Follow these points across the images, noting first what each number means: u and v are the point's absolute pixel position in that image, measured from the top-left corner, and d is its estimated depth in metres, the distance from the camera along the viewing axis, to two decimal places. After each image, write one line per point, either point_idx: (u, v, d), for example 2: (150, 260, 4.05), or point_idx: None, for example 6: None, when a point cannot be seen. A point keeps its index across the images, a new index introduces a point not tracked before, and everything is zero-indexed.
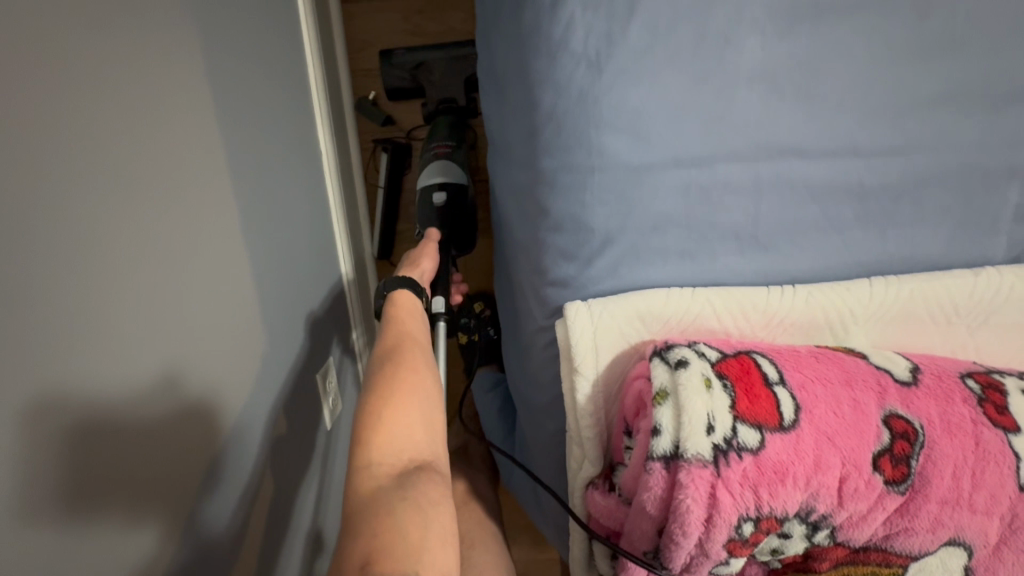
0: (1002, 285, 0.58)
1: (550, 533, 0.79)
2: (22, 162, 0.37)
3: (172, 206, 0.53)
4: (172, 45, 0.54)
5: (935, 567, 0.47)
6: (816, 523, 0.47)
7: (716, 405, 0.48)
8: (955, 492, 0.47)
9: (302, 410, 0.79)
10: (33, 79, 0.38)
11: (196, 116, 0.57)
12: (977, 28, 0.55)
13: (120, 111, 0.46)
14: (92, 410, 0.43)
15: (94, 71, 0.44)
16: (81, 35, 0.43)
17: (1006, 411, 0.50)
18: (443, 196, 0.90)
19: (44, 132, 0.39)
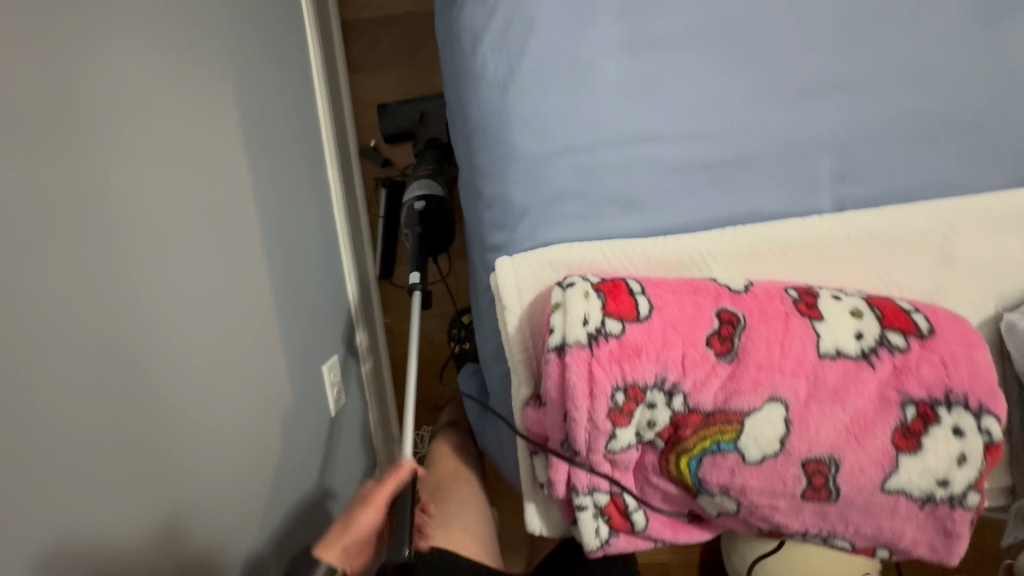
0: (828, 226, 0.76)
1: (509, 472, 0.93)
2: (87, 163, 0.58)
3: (204, 198, 0.75)
4: (223, 94, 0.80)
5: (764, 422, 0.63)
6: (670, 390, 0.64)
7: (591, 308, 0.67)
8: (769, 360, 0.63)
9: (310, 374, 0.99)
10: (113, 104, 0.61)
11: (235, 141, 0.82)
12: (778, 40, 0.76)
13: (171, 129, 0.69)
14: (104, 381, 0.59)
15: (158, 101, 0.67)
16: (155, 80, 0.67)
17: (815, 307, 0.67)
18: (422, 205, 1.13)
19: (116, 138, 0.61)
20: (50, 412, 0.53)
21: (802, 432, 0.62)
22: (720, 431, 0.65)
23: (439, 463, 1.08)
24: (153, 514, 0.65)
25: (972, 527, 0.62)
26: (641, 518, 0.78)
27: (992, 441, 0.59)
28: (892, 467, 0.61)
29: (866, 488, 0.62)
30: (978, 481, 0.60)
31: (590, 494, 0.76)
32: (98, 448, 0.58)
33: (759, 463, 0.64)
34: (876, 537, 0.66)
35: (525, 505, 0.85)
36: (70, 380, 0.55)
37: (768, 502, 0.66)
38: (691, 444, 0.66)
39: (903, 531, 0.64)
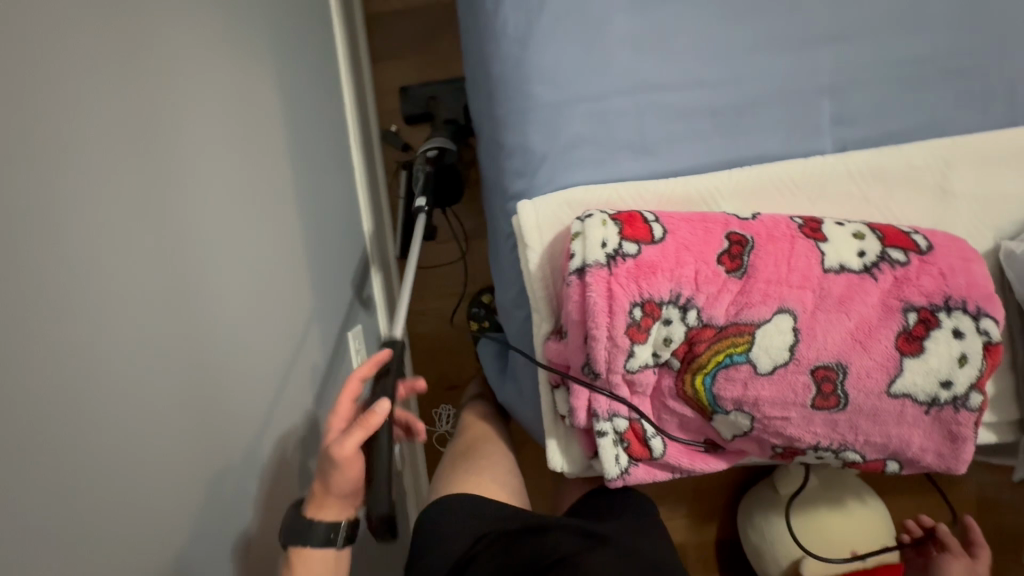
0: (828, 164, 0.81)
1: (529, 418, 0.97)
2: (174, 94, 0.63)
3: (255, 146, 0.79)
4: (263, 54, 0.85)
5: (774, 332, 0.67)
6: (684, 305, 0.69)
7: (608, 233, 0.72)
8: (777, 275, 0.68)
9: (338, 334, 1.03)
10: (192, 46, 0.67)
11: (276, 101, 0.87)
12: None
13: (229, 78, 0.74)
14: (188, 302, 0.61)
15: (219, 51, 0.73)
16: (217, 33, 0.73)
17: (819, 231, 0.70)
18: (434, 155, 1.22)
19: (194, 78, 0.67)
20: (126, 341, 0.52)
21: (810, 340, 0.66)
22: (732, 344, 0.69)
23: (465, 429, 1.09)
24: (212, 464, 0.63)
25: (977, 429, 0.66)
26: (659, 445, 0.81)
27: (990, 341, 0.64)
28: (898, 370, 0.64)
29: (873, 393, 0.65)
30: (979, 381, 0.64)
31: (609, 419, 0.79)
32: (174, 371, 0.59)
33: (771, 374, 0.68)
34: (886, 446, 0.69)
35: (547, 442, 0.89)
36: (137, 310, 0.53)
37: (781, 414, 0.70)
38: (705, 360, 0.70)
39: (912, 437, 0.67)
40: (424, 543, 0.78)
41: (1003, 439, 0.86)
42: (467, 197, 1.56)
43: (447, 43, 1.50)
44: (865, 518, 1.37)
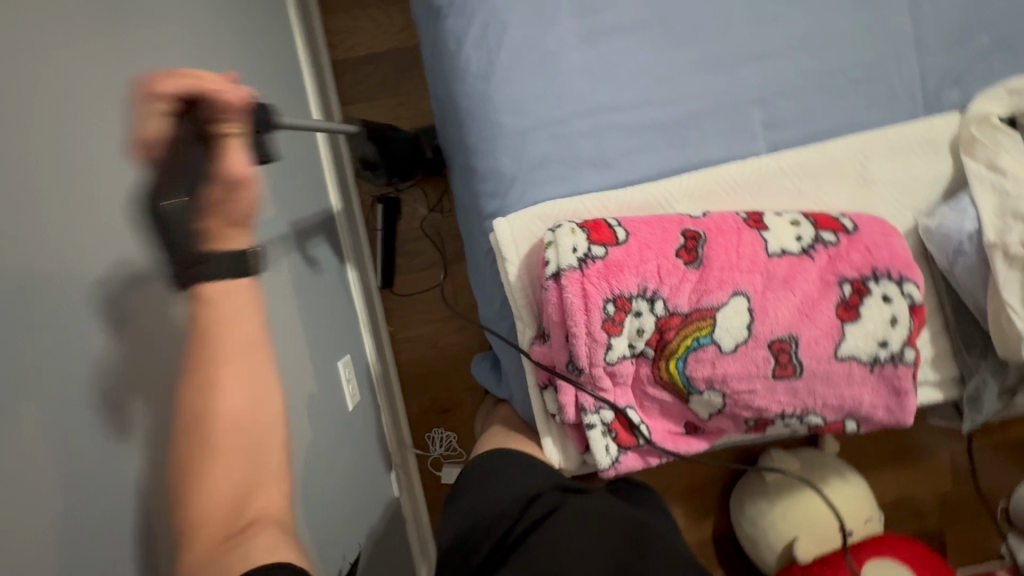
0: (764, 165, 0.92)
1: (523, 419, 1.02)
2: None
3: None
4: None
5: (731, 313, 0.76)
6: (651, 298, 0.77)
7: (578, 239, 0.79)
8: (728, 262, 0.77)
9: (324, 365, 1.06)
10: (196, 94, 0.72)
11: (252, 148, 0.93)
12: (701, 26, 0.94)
13: None
14: None
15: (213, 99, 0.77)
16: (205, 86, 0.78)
17: (761, 222, 0.80)
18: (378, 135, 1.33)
19: None
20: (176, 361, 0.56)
21: (763, 317, 0.75)
22: (698, 327, 0.77)
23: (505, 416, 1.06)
24: None
25: (914, 383, 0.75)
26: (645, 431, 0.87)
27: (913, 302, 0.74)
28: (840, 336, 0.74)
29: (823, 359, 0.74)
30: (909, 337, 0.74)
31: (596, 411, 0.85)
32: None
33: (734, 351, 0.76)
34: (842, 407, 0.77)
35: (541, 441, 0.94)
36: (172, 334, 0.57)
37: (747, 387, 0.78)
38: (676, 345, 0.78)
39: (863, 396, 0.76)
40: (489, 482, 0.90)
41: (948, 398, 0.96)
42: (444, 224, 1.63)
43: (413, 82, 1.59)
44: (847, 493, 1.45)
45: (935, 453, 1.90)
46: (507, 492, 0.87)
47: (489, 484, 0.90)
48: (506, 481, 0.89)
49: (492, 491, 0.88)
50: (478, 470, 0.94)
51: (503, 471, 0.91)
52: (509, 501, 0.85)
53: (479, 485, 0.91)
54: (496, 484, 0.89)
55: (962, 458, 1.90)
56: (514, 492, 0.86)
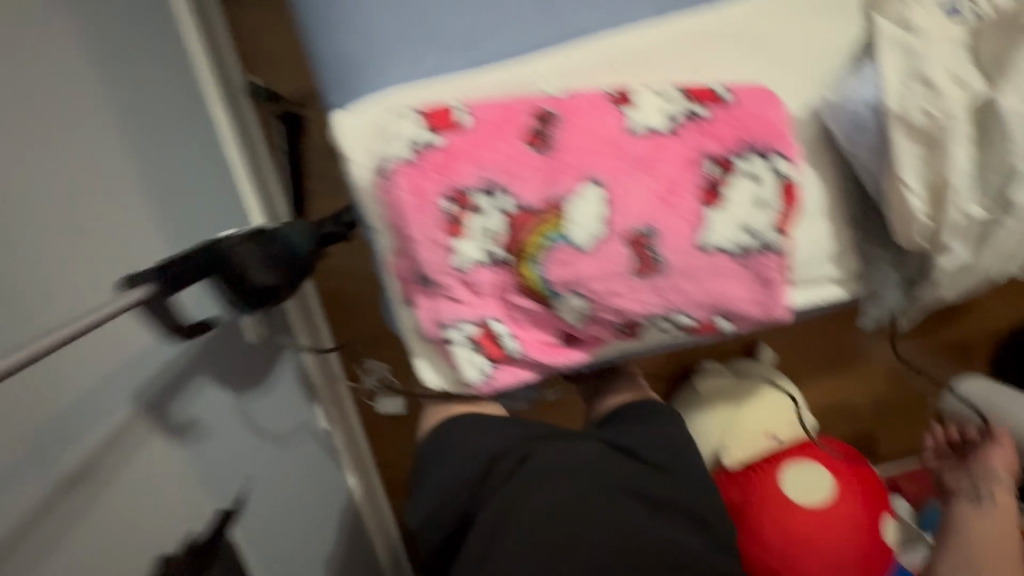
0: (643, 33, 0.79)
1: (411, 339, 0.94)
2: None
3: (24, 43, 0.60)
4: None
5: (582, 204, 0.66)
6: (494, 192, 0.67)
7: (410, 126, 0.68)
8: (580, 146, 0.66)
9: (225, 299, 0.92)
10: None
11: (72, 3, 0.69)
12: None
13: None
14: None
15: None
16: None
17: (625, 96, 0.68)
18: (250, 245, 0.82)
19: None
20: None
21: (617, 207, 0.66)
22: (547, 223, 0.68)
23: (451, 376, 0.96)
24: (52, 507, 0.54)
25: (783, 273, 0.68)
26: (513, 344, 0.81)
27: (784, 179, 0.65)
28: (703, 223, 0.65)
29: (683, 249, 0.66)
30: (779, 220, 0.65)
31: (456, 325, 0.78)
32: None
33: (589, 248, 0.68)
34: (711, 304, 0.70)
35: (416, 361, 0.87)
36: None
37: (607, 287, 0.70)
38: (528, 245, 0.70)
39: (730, 290, 0.68)
40: (441, 464, 0.83)
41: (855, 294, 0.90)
42: None
43: None
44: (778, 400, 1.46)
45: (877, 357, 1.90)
46: (464, 473, 0.80)
47: (443, 463, 0.82)
48: (463, 457, 0.82)
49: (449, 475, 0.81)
50: (429, 455, 0.85)
51: (456, 447, 0.83)
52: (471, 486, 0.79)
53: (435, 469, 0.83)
54: (455, 458, 0.82)
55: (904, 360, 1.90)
56: (472, 470, 0.80)
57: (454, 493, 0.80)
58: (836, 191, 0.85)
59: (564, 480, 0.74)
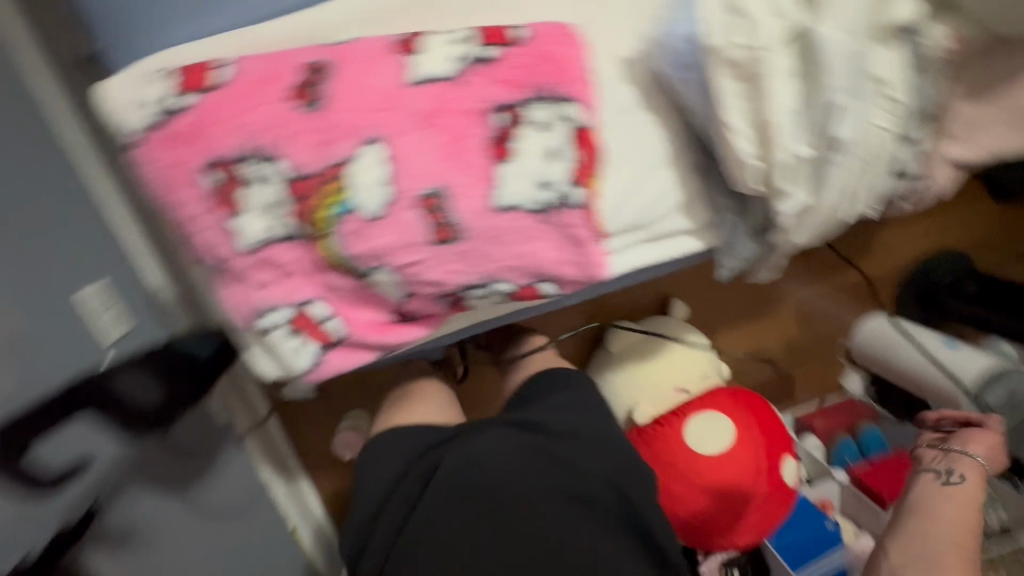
0: None
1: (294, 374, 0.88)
2: None
3: None
4: None
5: (362, 168, 0.60)
6: (265, 160, 0.60)
7: (161, 88, 0.61)
8: (355, 102, 0.59)
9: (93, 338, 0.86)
10: None
11: None
12: None
13: None
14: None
15: None
16: None
17: (409, 42, 0.61)
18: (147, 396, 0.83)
19: None
20: None
21: (401, 168, 0.59)
22: (331, 191, 0.61)
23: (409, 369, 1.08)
24: None
25: (591, 231, 0.63)
26: (336, 326, 0.74)
27: (579, 126, 0.58)
28: (492, 180, 0.59)
29: (476, 211, 0.60)
30: (576, 172, 0.59)
31: (267, 312, 0.72)
32: None
33: (381, 216, 0.61)
34: (525, 267, 0.65)
35: (247, 352, 0.79)
36: None
37: (411, 258, 0.64)
38: (315, 217, 0.62)
39: (537, 252, 0.63)
40: (366, 481, 0.85)
41: (711, 246, 0.88)
42: None
43: None
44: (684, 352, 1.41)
45: (789, 301, 1.94)
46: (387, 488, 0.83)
47: (368, 481, 0.85)
48: (385, 470, 0.84)
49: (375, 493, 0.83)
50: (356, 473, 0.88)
51: (380, 463, 0.86)
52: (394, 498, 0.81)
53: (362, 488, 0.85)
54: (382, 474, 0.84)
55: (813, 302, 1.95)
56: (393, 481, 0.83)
57: (377, 508, 0.82)
58: (677, 138, 0.81)
59: (468, 477, 0.77)
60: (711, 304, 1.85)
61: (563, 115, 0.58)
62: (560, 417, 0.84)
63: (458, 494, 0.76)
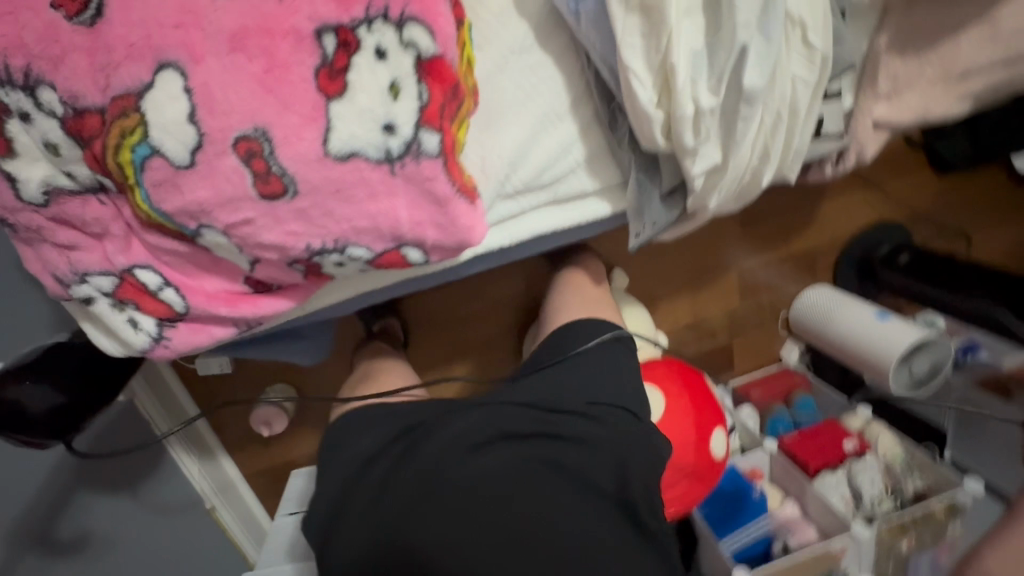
0: None
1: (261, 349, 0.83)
2: None
3: None
4: None
5: (161, 100, 0.48)
6: (33, 87, 0.49)
7: None
8: (143, 11, 0.46)
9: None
10: None
11: None
12: None
13: None
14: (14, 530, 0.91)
15: None
16: None
17: None
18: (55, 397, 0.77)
19: None
20: None
21: (210, 105, 0.48)
22: (124, 129, 0.49)
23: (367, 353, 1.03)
24: None
25: (454, 188, 0.53)
26: (174, 298, 0.63)
27: (422, 56, 0.47)
28: (325, 120, 0.48)
29: (309, 159, 0.49)
30: (425, 112, 0.49)
31: (84, 281, 0.60)
32: None
33: (191, 165, 0.50)
34: (382, 231, 0.56)
35: (86, 327, 0.68)
36: None
37: (238, 217, 0.53)
38: (115, 162, 0.50)
39: (394, 210, 0.54)
40: (331, 465, 0.73)
41: (621, 211, 0.81)
42: None
43: None
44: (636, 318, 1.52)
45: (732, 271, 1.92)
46: (355, 475, 0.70)
47: (335, 468, 0.72)
48: (354, 453, 0.72)
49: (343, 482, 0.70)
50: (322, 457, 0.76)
51: (350, 446, 0.73)
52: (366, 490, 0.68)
53: (325, 474, 0.72)
54: (354, 448, 0.73)
55: (756, 273, 1.93)
56: (362, 470, 0.70)
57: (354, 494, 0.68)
58: (580, 84, 0.72)
59: (453, 462, 0.65)
60: (654, 274, 1.82)
61: (407, 43, 0.47)
62: (557, 393, 0.75)
63: (445, 481, 0.64)
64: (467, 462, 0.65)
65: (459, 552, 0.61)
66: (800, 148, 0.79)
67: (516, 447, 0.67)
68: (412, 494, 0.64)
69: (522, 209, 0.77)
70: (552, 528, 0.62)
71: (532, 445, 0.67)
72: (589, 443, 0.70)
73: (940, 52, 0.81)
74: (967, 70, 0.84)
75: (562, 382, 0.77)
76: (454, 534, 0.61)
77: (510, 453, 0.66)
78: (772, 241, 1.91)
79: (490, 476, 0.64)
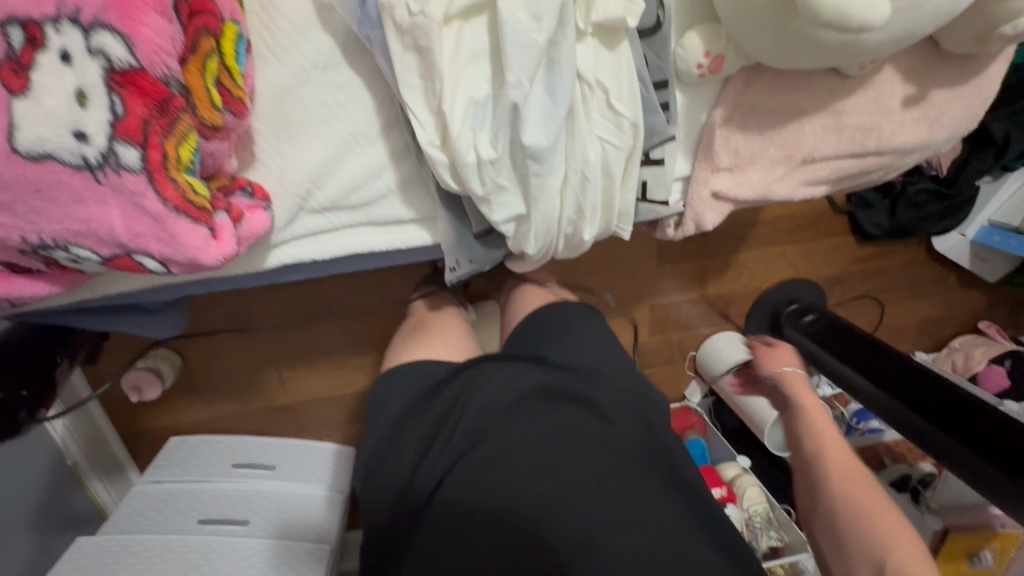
0: None
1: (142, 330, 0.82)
2: None
3: None
4: None
5: None
6: None
7: None
8: None
9: None
10: None
11: None
12: None
13: None
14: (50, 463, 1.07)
15: None
16: None
17: None
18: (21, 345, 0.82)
19: None
20: None
21: None
22: None
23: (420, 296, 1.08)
24: None
25: (166, 206, 0.51)
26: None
27: (113, 67, 0.47)
28: (5, 117, 0.45)
29: None
30: (119, 126, 0.48)
31: None
32: None
33: None
34: (103, 237, 0.52)
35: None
36: None
37: None
38: None
39: (103, 218, 0.51)
40: (379, 407, 0.79)
41: (440, 243, 0.79)
42: None
43: None
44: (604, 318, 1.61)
45: (648, 305, 1.91)
46: (400, 417, 0.75)
47: (383, 416, 0.77)
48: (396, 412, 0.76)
49: (388, 428, 0.75)
50: (373, 401, 0.82)
51: (397, 393, 0.80)
52: (407, 433, 0.73)
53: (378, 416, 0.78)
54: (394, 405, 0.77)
55: (672, 309, 1.93)
56: (405, 417, 0.74)
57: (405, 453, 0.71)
58: (391, 109, 0.70)
59: (503, 420, 0.69)
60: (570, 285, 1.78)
61: (95, 50, 0.46)
62: (578, 357, 0.79)
63: (493, 426, 0.69)
64: (512, 422, 0.69)
65: (548, 500, 0.63)
66: (627, 209, 0.78)
67: (540, 411, 0.70)
68: (449, 442, 0.69)
69: (332, 226, 0.75)
70: (579, 482, 0.64)
71: (557, 405, 0.71)
72: (624, 407, 0.73)
73: (784, 134, 0.81)
74: (810, 156, 0.84)
75: (575, 350, 0.81)
76: (522, 467, 0.65)
77: (545, 418, 0.69)
78: (689, 282, 1.91)
79: (525, 437, 0.67)
